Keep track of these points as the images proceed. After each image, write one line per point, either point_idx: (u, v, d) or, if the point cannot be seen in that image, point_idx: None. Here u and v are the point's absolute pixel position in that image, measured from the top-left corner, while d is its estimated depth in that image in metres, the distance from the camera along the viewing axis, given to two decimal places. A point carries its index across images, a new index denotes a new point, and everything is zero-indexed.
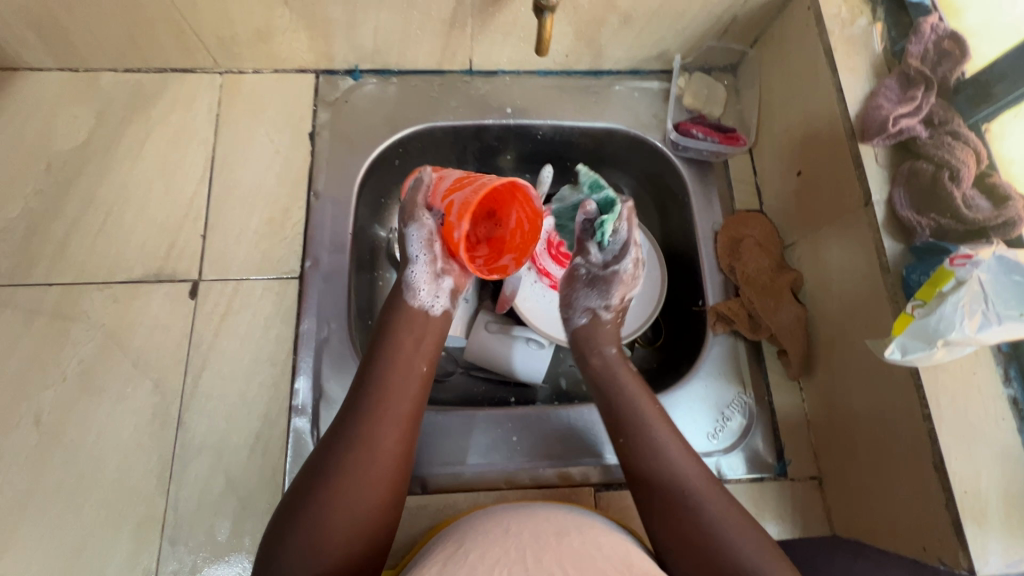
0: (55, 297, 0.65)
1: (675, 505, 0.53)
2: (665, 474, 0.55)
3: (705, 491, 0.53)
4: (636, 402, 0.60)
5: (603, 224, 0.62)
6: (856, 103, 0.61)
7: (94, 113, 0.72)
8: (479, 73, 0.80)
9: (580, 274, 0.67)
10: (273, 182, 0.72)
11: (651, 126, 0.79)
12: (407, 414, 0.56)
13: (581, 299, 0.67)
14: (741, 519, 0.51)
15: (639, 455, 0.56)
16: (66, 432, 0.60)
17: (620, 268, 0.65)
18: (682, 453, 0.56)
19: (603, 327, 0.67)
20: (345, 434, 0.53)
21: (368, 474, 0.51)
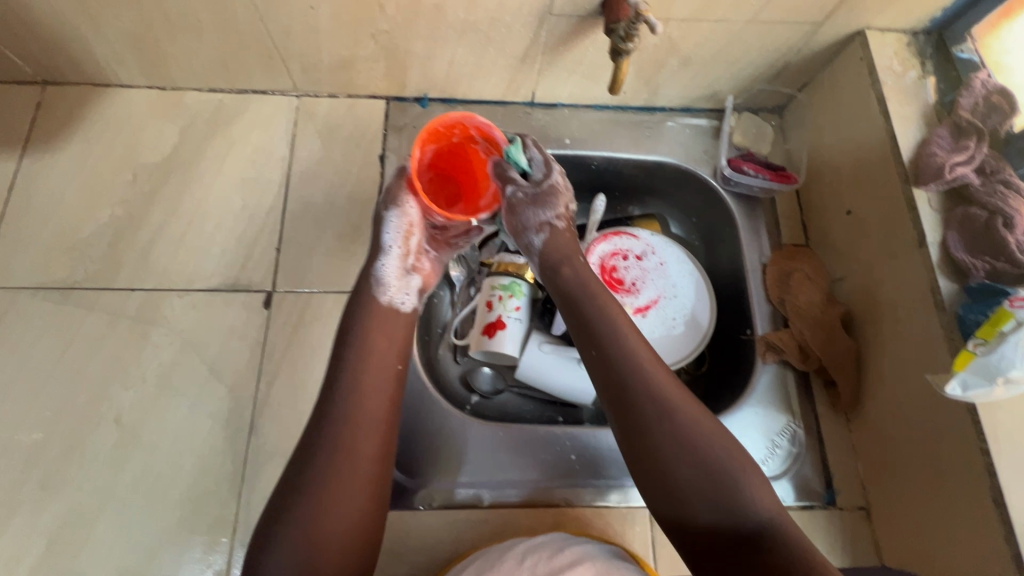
0: (137, 301, 0.68)
1: (655, 411, 0.52)
2: (637, 384, 0.54)
3: (680, 401, 0.53)
4: (611, 315, 0.59)
5: (514, 151, 0.64)
6: (908, 149, 0.64)
7: (178, 129, 0.76)
8: (540, 104, 0.84)
9: (519, 198, 0.65)
10: (344, 200, 0.75)
11: (702, 161, 0.83)
12: (381, 414, 0.55)
13: (530, 217, 0.65)
14: (714, 426, 0.52)
15: (615, 367, 0.55)
16: (144, 432, 0.62)
17: (553, 182, 0.66)
18: (656, 362, 0.56)
19: (558, 238, 0.66)
20: (324, 444, 0.52)
21: (341, 481, 0.50)
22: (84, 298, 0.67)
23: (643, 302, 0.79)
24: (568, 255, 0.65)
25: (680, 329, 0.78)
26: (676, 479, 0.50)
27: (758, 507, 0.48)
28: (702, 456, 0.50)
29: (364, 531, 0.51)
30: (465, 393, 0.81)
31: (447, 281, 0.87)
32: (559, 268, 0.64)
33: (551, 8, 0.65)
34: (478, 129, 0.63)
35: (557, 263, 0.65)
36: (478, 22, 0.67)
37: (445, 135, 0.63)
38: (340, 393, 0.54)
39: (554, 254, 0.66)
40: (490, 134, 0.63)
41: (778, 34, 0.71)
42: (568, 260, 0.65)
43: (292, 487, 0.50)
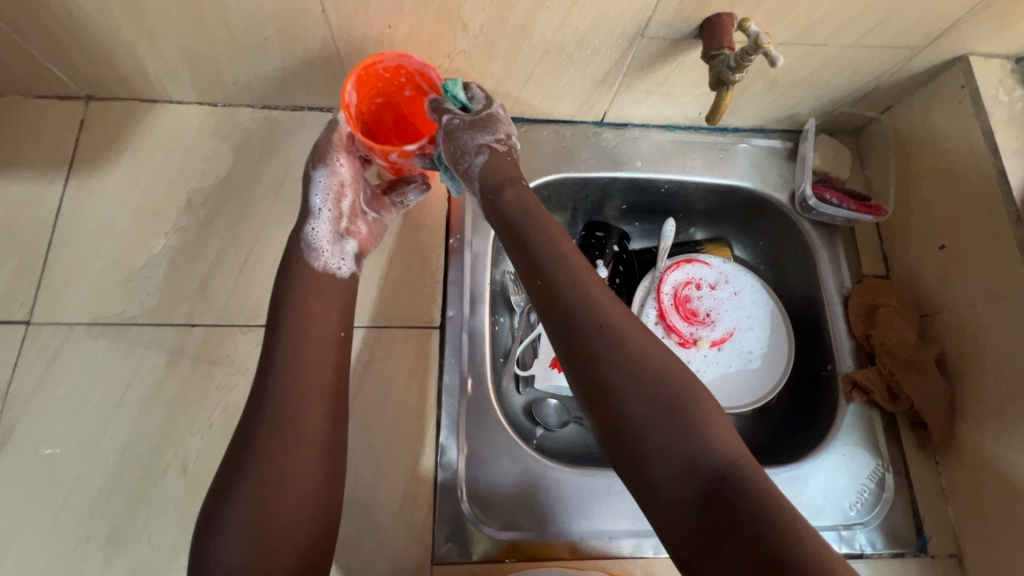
0: (198, 339, 0.64)
1: (600, 342, 0.48)
2: (585, 314, 0.49)
3: (631, 331, 0.48)
4: (553, 241, 0.54)
5: (453, 87, 0.60)
6: (1018, 185, 0.62)
7: (233, 149, 0.72)
8: (609, 124, 0.80)
9: (456, 124, 0.59)
10: (410, 227, 0.71)
11: (777, 186, 0.80)
12: (315, 389, 0.54)
13: (468, 141, 0.58)
14: (667, 361, 0.48)
15: (558, 294, 0.51)
16: (212, 482, 0.59)
17: (493, 113, 0.61)
18: (603, 292, 0.51)
19: (498, 162, 0.60)
20: (260, 427, 0.51)
21: (279, 459, 0.50)
22: (142, 335, 0.63)
23: (719, 334, 0.76)
24: (508, 178, 0.59)
25: (757, 364, 0.76)
26: (627, 412, 0.46)
27: (717, 448, 0.44)
28: (656, 388, 0.46)
29: (314, 512, 0.50)
30: (530, 426, 0.78)
31: (507, 306, 0.83)
32: (497, 189, 0.59)
33: (645, 30, 0.61)
34: (419, 69, 0.59)
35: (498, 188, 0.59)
36: (564, 43, 0.63)
37: (392, 81, 0.61)
38: (273, 372, 0.53)
39: (496, 176, 0.59)
40: (428, 75, 0.60)
41: (875, 59, 0.67)
42: (510, 181, 0.59)
43: (237, 479, 0.49)
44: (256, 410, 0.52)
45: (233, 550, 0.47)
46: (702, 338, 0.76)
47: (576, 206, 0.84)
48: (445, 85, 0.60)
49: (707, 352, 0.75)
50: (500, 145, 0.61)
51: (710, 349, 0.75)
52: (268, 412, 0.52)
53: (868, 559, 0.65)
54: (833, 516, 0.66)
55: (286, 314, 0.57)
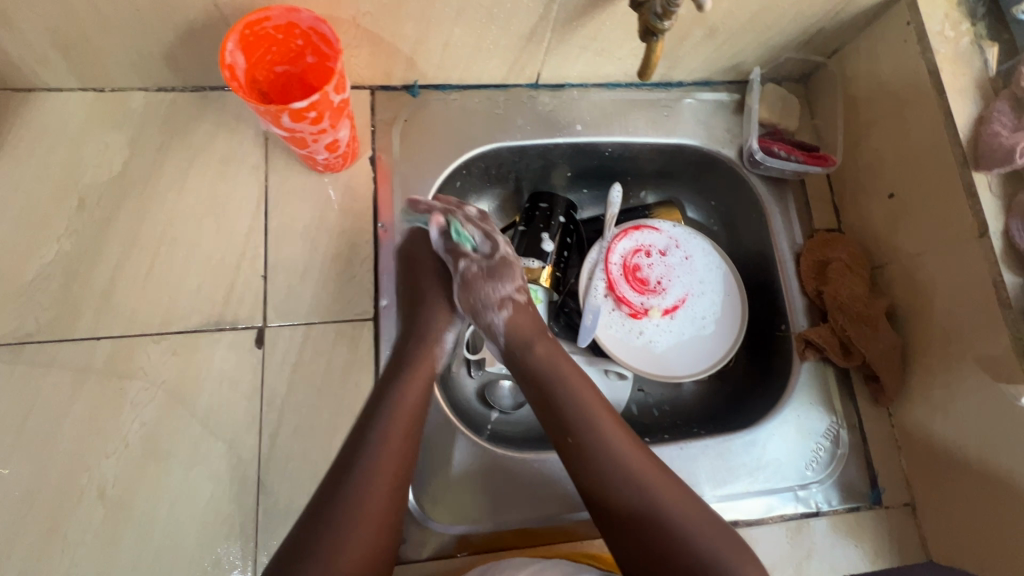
0: (105, 352, 0.58)
1: (637, 511, 0.52)
2: (619, 477, 0.53)
3: (670, 497, 0.53)
4: (581, 402, 0.57)
5: (458, 231, 0.62)
6: (965, 127, 0.59)
7: (126, 139, 0.64)
8: (545, 86, 0.75)
9: (472, 274, 0.62)
10: (334, 214, 0.66)
11: (725, 141, 0.76)
12: (405, 452, 0.53)
13: (488, 296, 0.62)
14: (702, 523, 0.52)
15: (591, 458, 0.54)
16: (134, 505, 0.55)
17: (503, 254, 0.63)
18: (633, 454, 0.55)
19: (520, 318, 0.62)
20: (344, 478, 0.50)
21: (365, 519, 0.49)
22: (41, 353, 0.57)
23: (671, 301, 0.74)
24: (529, 341, 0.61)
25: (711, 329, 0.73)
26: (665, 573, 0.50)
27: None
28: (695, 555, 0.50)
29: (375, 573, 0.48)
30: (484, 411, 0.75)
31: None
32: (530, 346, 0.61)
33: None
34: (312, 23, 0.53)
35: (524, 343, 0.61)
36: None
37: (288, 45, 0.55)
38: (371, 426, 0.53)
39: (520, 338, 0.61)
40: (322, 31, 0.53)
41: None
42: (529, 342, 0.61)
43: (331, 489, 0.50)
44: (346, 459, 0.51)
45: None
46: (655, 307, 0.73)
47: (519, 176, 0.79)
48: (448, 226, 0.62)
49: (660, 321, 0.73)
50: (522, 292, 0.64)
51: (662, 318, 0.73)
52: (362, 452, 0.52)
53: (825, 516, 0.65)
54: (790, 477, 0.65)
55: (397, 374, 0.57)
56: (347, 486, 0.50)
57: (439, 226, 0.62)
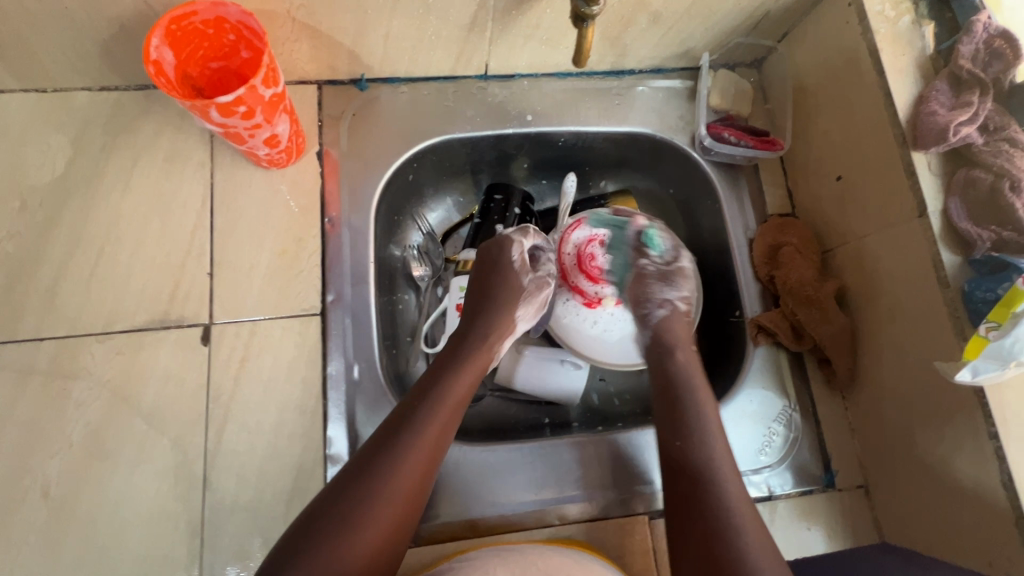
0: (49, 353, 0.58)
1: (707, 510, 0.51)
2: (709, 479, 0.54)
3: (746, 518, 0.50)
4: (702, 406, 0.60)
5: (654, 237, 0.71)
6: (905, 107, 0.58)
7: (69, 139, 0.64)
8: (495, 77, 0.74)
9: (648, 271, 0.70)
10: (281, 210, 0.66)
11: (677, 128, 0.76)
12: (438, 446, 0.54)
13: (656, 291, 0.69)
14: (771, 547, 0.49)
15: (688, 457, 0.56)
16: (78, 504, 0.55)
17: (681, 265, 0.71)
18: (729, 465, 0.55)
19: (676, 323, 0.69)
20: (376, 456, 0.51)
21: (391, 501, 0.49)
22: None
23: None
24: (674, 345, 0.67)
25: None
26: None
27: None
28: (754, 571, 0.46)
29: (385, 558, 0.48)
30: None
31: (412, 283, 0.79)
32: (674, 349, 0.66)
33: None
34: (239, 16, 0.53)
35: (669, 347, 0.66)
36: None
37: (220, 40, 0.55)
38: (412, 415, 0.54)
39: (678, 337, 0.68)
40: (251, 23, 0.53)
41: None
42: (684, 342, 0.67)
43: (353, 479, 0.49)
44: (383, 440, 0.52)
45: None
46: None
47: (475, 167, 0.79)
48: (647, 230, 0.72)
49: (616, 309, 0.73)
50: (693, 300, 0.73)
51: (618, 306, 0.73)
52: (390, 452, 0.51)
53: (778, 499, 0.65)
54: (741, 462, 0.65)
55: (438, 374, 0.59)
56: (380, 465, 0.50)
57: (638, 228, 0.72)
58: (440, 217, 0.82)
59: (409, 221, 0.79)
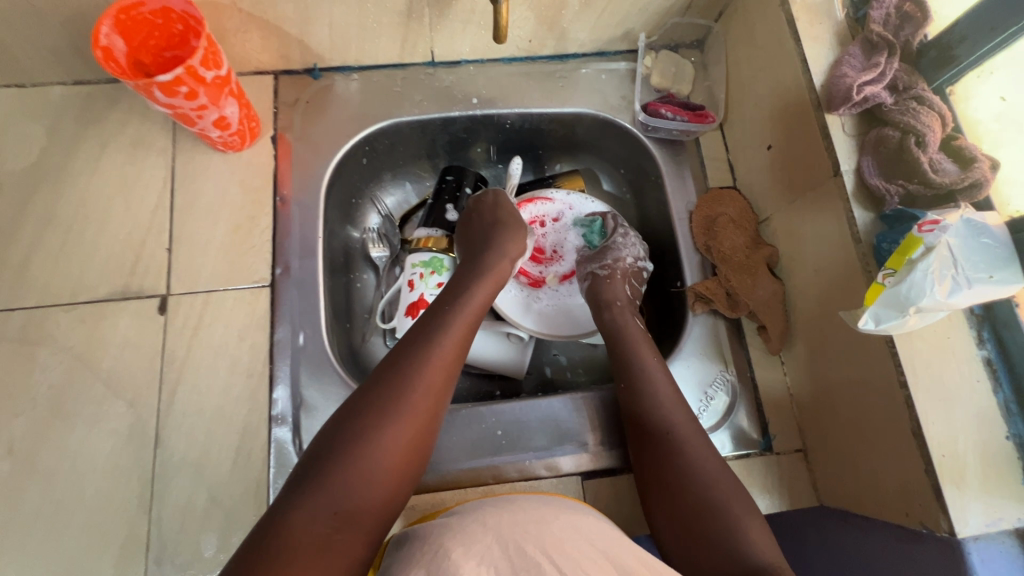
0: (19, 322, 0.63)
1: (668, 442, 0.57)
2: (657, 415, 0.59)
3: (692, 444, 0.57)
4: (636, 350, 0.64)
5: (594, 232, 0.78)
6: (821, 73, 0.60)
7: (44, 129, 0.70)
8: (443, 64, 0.78)
9: (583, 257, 0.77)
10: (236, 189, 0.70)
11: (620, 108, 0.78)
12: (452, 365, 0.57)
13: (583, 269, 0.75)
14: (721, 470, 0.55)
15: (641, 399, 0.60)
16: (39, 459, 0.59)
17: (611, 242, 0.74)
18: (672, 398, 0.60)
19: (608, 283, 0.72)
20: (386, 386, 0.53)
21: (409, 417, 0.52)
22: None
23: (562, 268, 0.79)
24: (612, 300, 0.70)
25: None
26: (680, 508, 0.53)
27: (756, 549, 0.49)
28: (706, 489, 0.53)
29: (406, 472, 0.51)
30: None
31: (371, 263, 0.83)
32: (613, 304, 0.70)
33: None
34: (182, 5, 0.58)
35: (606, 303, 0.70)
36: None
37: (168, 30, 0.60)
38: (421, 349, 0.56)
39: (613, 294, 0.71)
40: (192, 12, 0.58)
41: None
42: (623, 299, 0.70)
43: (370, 396, 0.52)
44: (391, 371, 0.54)
45: (325, 505, 0.46)
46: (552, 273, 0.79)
47: (430, 152, 0.83)
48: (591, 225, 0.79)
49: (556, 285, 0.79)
50: (642, 262, 0.75)
51: (557, 283, 0.79)
52: (408, 371, 0.54)
53: None
54: None
55: (443, 310, 0.61)
56: (392, 394, 0.52)
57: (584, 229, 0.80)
58: (397, 200, 0.86)
59: (367, 204, 0.83)
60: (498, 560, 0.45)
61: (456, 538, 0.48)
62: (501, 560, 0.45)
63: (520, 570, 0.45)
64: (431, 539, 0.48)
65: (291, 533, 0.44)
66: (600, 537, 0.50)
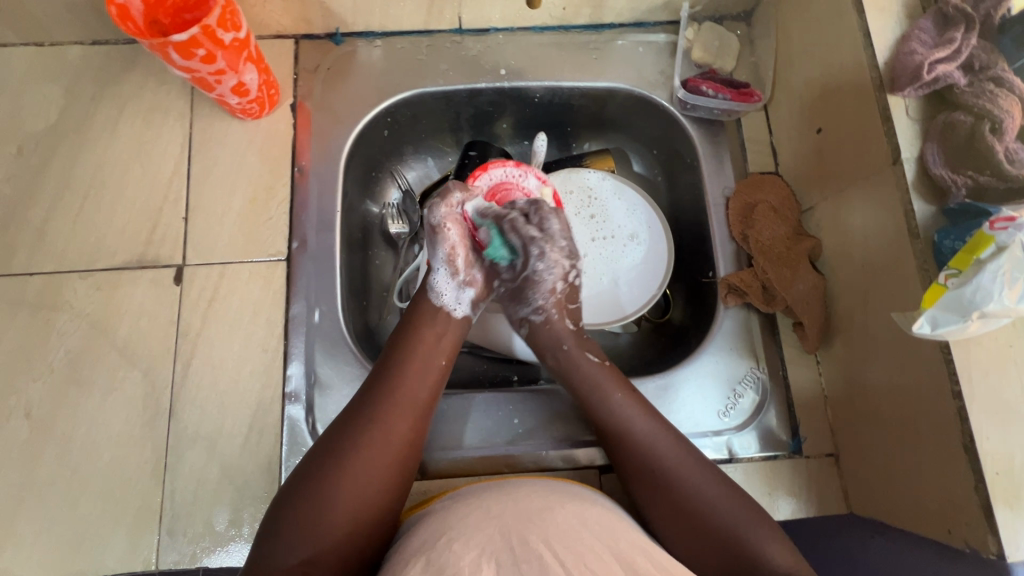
0: (37, 287, 0.62)
1: (656, 481, 0.55)
2: (642, 454, 0.56)
3: (692, 471, 0.55)
4: (606, 388, 0.59)
5: (496, 239, 0.63)
6: (885, 49, 0.55)
7: (62, 90, 0.68)
8: (470, 31, 0.74)
9: (504, 291, 0.65)
10: (254, 158, 0.68)
11: (657, 84, 0.73)
12: (411, 405, 0.55)
13: (513, 312, 0.66)
14: (732, 496, 0.53)
15: (618, 437, 0.57)
16: (57, 425, 0.59)
17: (529, 272, 0.63)
18: (657, 430, 0.57)
19: (545, 329, 0.64)
20: (342, 434, 0.53)
21: (369, 467, 0.51)
22: None
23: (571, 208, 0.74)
24: (557, 343, 0.63)
25: (640, 257, 0.73)
26: (690, 533, 0.53)
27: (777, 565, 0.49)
28: (715, 515, 0.52)
29: (379, 511, 0.51)
30: None
31: (390, 240, 0.79)
32: (556, 350, 0.63)
33: None
34: None
35: (547, 349, 0.64)
36: None
37: None
38: (375, 394, 0.55)
39: (551, 342, 0.64)
40: None
41: None
42: (569, 343, 0.63)
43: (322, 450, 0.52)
44: (347, 418, 0.54)
45: (292, 555, 0.48)
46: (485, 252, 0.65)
47: (453, 126, 0.79)
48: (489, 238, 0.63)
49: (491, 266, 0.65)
50: (570, 275, 0.64)
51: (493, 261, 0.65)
52: (355, 420, 0.53)
53: (740, 463, 0.62)
54: (701, 424, 0.63)
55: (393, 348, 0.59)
56: (342, 445, 0.52)
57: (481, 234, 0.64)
58: (419, 175, 0.82)
59: (387, 179, 0.79)
60: (500, 552, 0.45)
61: (461, 526, 0.48)
62: (504, 552, 0.45)
63: (521, 561, 0.44)
64: (438, 524, 0.49)
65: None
66: (603, 527, 0.50)
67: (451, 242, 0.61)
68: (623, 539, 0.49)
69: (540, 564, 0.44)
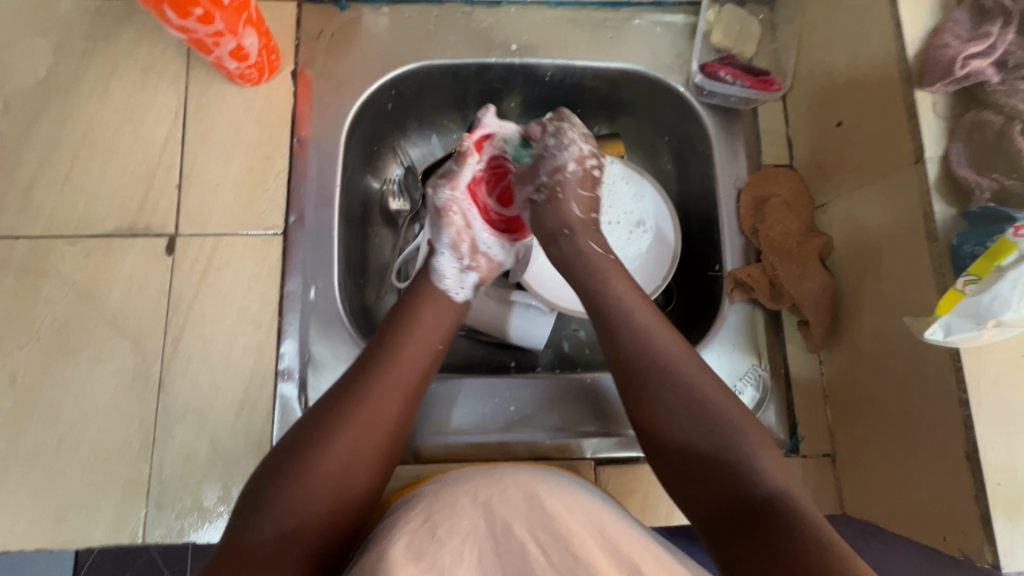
0: (23, 251, 0.60)
1: (670, 380, 0.54)
2: (658, 359, 0.55)
3: (707, 386, 0.54)
4: (623, 301, 0.58)
5: (523, 147, 0.63)
6: (916, 40, 0.52)
7: (52, 44, 0.65)
8: (482, 3, 0.71)
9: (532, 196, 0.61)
10: (251, 126, 0.65)
11: (673, 67, 0.71)
12: (405, 384, 0.54)
13: (542, 214, 0.61)
14: (745, 419, 0.53)
15: (635, 341, 0.56)
16: (43, 393, 0.58)
17: (546, 151, 0.61)
18: (676, 344, 0.56)
19: (547, 211, 0.60)
20: (335, 408, 0.52)
21: (357, 443, 0.50)
22: None
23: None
24: (561, 226, 0.60)
25: (645, 247, 0.71)
26: (710, 437, 0.52)
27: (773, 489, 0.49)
28: (727, 428, 0.52)
29: (362, 486, 0.51)
30: None
31: (389, 217, 0.76)
32: (559, 234, 0.60)
33: None
34: None
35: (552, 236, 0.60)
36: None
37: None
38: (366, 375, 0.53)
39: (554, 224, 0.60)
40: None
41: None
42: (571, 226, 0.60)
43: (314, 420, 0.51)
44: (337, 395, 0.53)
45: (270, 527, 0.46)
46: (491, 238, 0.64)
47: (459, 103, 0.76)
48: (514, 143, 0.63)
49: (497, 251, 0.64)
50: (588, 159, 0.62)
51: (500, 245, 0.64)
52: (351, 393, 0.52)
53: None
54: None
55: (392, 325, 0.58)
56: (328, 420, 0.51)
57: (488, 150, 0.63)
58: (422, 152, 0.79)
59: (389, 154, 0.77)
60: (483, 542, 0.47)
61: (446, 513, 0.47)
62: (487, 540, 0.47)
63: (504, 553, 0.46)
64: (422, 507, 0.48)
65: (239, 554, 0.45)
66: (589, 512, 0.48)
67: (455, 227, 0.61)
68: (609, 530, 0.47)
69: (522, 555, 0.46)
